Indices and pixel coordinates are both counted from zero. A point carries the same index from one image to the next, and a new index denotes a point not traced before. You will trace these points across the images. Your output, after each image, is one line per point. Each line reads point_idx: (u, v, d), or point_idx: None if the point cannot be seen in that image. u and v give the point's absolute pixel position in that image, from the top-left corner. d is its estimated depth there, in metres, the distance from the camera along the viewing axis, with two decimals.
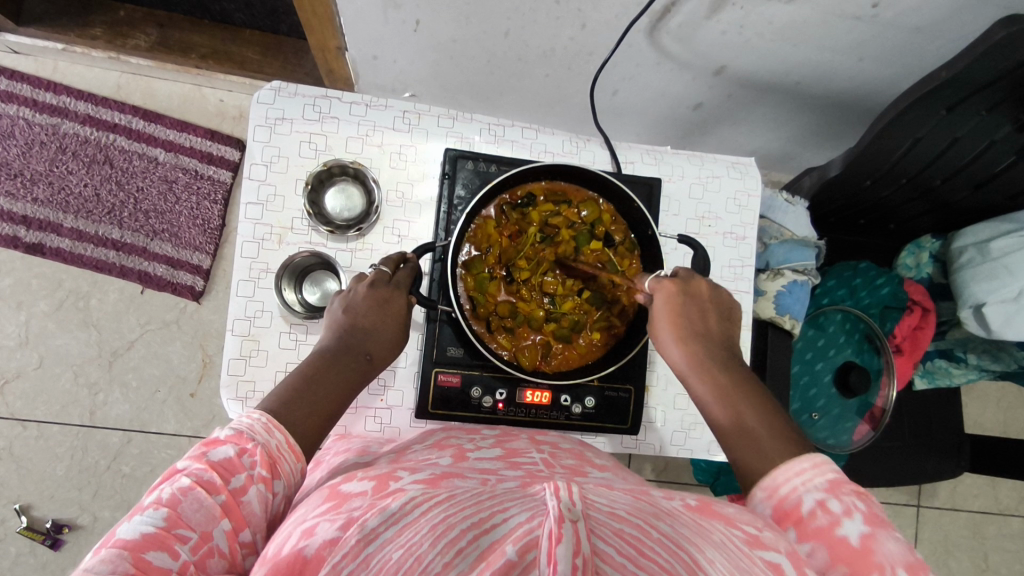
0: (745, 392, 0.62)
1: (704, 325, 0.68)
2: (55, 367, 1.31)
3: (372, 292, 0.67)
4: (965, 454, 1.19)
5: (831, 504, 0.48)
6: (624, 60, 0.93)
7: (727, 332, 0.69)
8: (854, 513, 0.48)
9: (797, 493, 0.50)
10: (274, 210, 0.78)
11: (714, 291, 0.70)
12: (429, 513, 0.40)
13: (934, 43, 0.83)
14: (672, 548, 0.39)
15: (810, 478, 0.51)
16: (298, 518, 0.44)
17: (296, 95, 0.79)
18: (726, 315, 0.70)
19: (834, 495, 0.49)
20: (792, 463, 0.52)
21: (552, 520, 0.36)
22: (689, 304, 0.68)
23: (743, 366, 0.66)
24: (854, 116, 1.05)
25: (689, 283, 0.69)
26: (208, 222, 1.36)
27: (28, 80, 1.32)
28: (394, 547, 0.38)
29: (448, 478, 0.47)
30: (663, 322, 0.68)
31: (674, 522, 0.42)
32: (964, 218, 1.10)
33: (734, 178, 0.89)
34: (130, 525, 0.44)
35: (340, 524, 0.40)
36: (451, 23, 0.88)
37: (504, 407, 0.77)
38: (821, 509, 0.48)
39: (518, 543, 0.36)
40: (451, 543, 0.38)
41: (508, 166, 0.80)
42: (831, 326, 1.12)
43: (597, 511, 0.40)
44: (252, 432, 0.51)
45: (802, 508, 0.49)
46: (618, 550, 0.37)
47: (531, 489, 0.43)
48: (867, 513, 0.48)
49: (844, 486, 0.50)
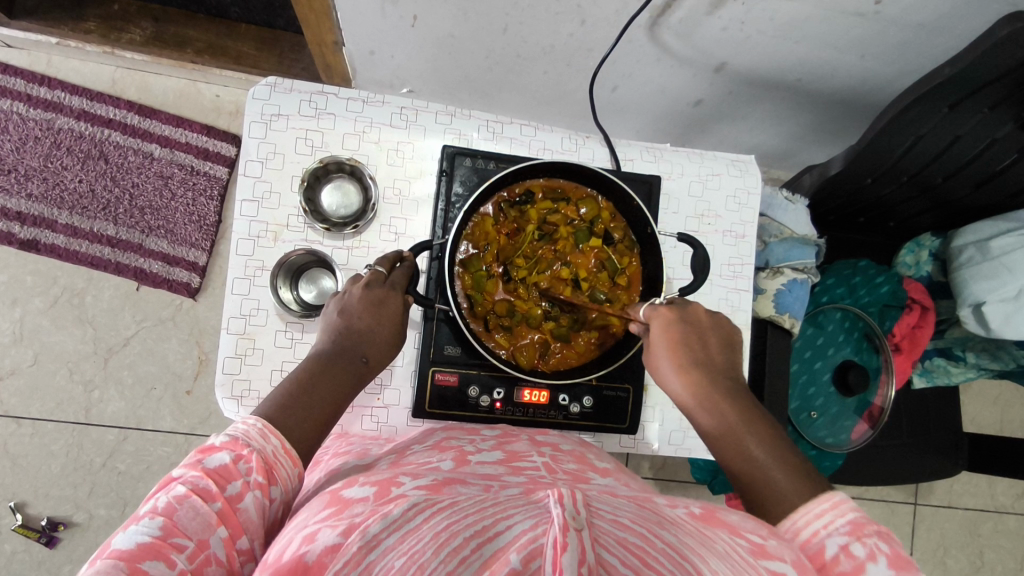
0: (751, 424, 0.61)
1: (706, 354, 0.67)
2: (50, 364, 1.30)
3: (366, 293, 0.66)
4: (963, 453, 1.20)
5: (855, 548, 0.47)
6: (624, 56, 0.92)
7: (729, 360, 0.68)
8: (878, 557, 0.47)
9: (819, 537, 0.49)
10: (268, 207, 0.77)
11: (713, 318, 0.69)
12: (431, 520, 0.40)
13: (936, 40, 0.83)
14: (676, 558, 0.38)
15: (831, 521, 0.50)
16: (299, 524, 0.43)
17: (292, 91, 0.78)
18: (727, 339, 0.69)
19: (856, 538, 0.48)
20: (810, 505, 0.52)
21: (556, 528, 0.36)
22: (690, 336, 0.67)
23: (748, 395, 0.65)
24: (855, 113, 1.05)
25: (685, 312, 0.68)
26: (204, 219, 1.35)
27: (23, 75, 1.31)
28: (397, 555, 0.38)
29: (451, 485, 0.46)
30: (661, 351, 0.67)
31: (679, 533, 0.42)
32: (964, 217, 1.09)
33: (734, 176, 0.88)
34: (125, 535, 0.44)
35: (342, 529, 0.40)
36: (449, 18, 0.87)
37: (502, 406, 0.76)
38: (846, 554, 0.47)
39: (522, 551, 0.36)
40: (454, 551, 0.37)
41: (506, 163, 0.79)
42: (830, 325, 1.12)
43: (600, 518, 0.40)
44: (247, 439, 0.51)
45: (827, 552, 0.48)
46: (622, 560, 0.37)
47: (535, 496, 0.42)
48: (890, 556, 0.47)
49: (866, 528, 0.49)
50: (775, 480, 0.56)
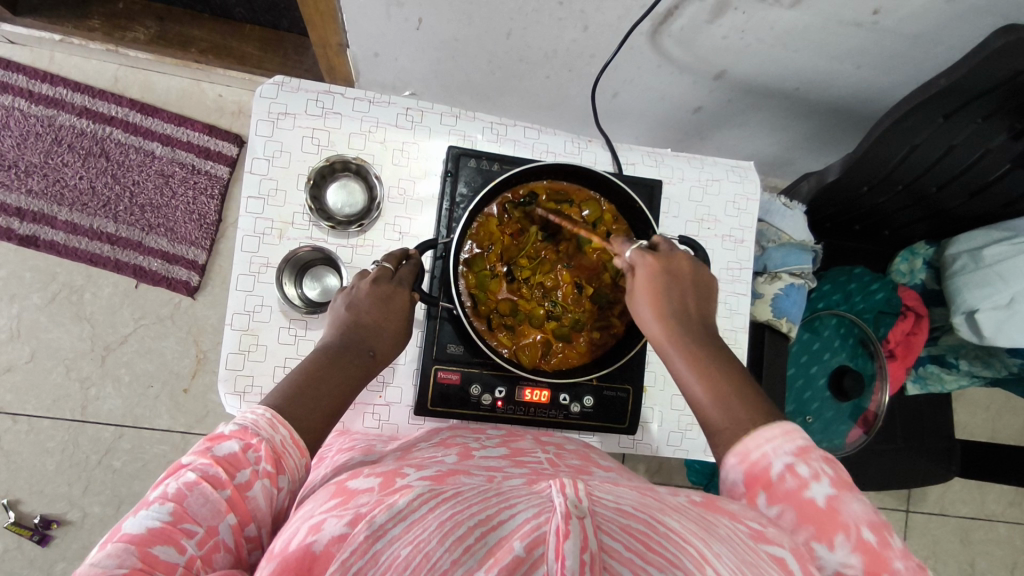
0: (720, 368, 0.63)
1: (684, 303, 0.67)
2: (47, 361, 1.29)
3: (374, 288, 0.67)
4: (955, 459, 1.22)
5: (800, 469, 0.52)
6: (625, 63, 0.94)
7: (704, 308, 0.68)
8: (822, 477, 0.51)
9: (767, 458, 0.53)
10: (274, 204, 0.78)
11: (695, 267, 0.69)
12: (437, 510, 0.40)
13: (931, 51, 0.85)
14: (678, 542, 0.39)
15: (780, 445, 0.54)
16: (304, 514, 0.44)
17: (299, 90, 0.79)
18: (705, 290, 0.69)
19: (802, 460, 0.52)
20: (764, 430, 0.55)
21: (558, 516, 0.37)
22: (671, 285, 0.67)
23: (718, 343, 0.66)
24: (851, 122, 1.07)
25: (670, 259, 0.68)
26: (204, 217, 1.35)
27: (25, 72, 1.31)
28: (403, 544, 0.38)
29: (455, 475, 0.47)
30: (642, 296, 0.67)
31: (681, 518, 0.42)
32: (958, 226, 1.11)
33: (733, 181, 0.90)
34: (136, 520, 0.44)
35: (348, 520, 0.40)
36: (454, 21, 0.88)
37: (503, 404, 0.77)
38: (791, 473, 0.52)
39: (526, 539, 0.37)
40: (458, 540, 0.38)
41: (510, 164, 0.80)
42: (825, 330, 1.14)
43: (603, 507, 0.40)
44: (257, 428, 0.51)
45: (772, 471, 0.52)
46: (625, 545, 0.37)
47: (537, 486, 0.43)
48: (834, 477, 0.51)
49: (812, 452, 0.53)
50: (738, 411, 0.59)
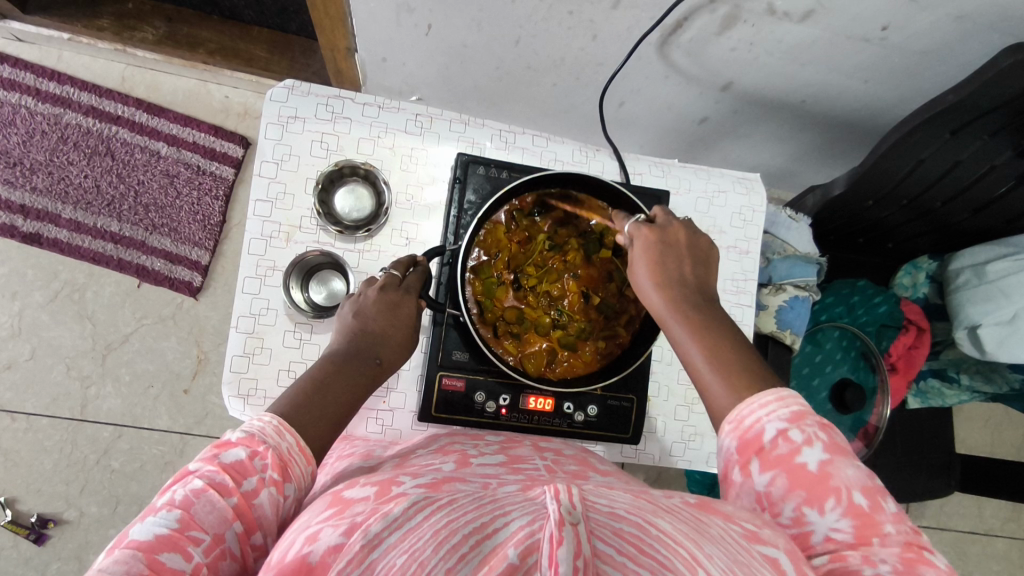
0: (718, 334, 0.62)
1: (680, 271, 0.65)
2: (47, 359, 1.29)
3: (382, 295, 0.67)
4: (955, 474, 1.22)
5: (792, 434, 0.52)
6: (633, 73, 0.94)
7: (703, 274, 0.67)
8: (815, 442, 0.52)
9: (760, 423, 0.53)
10: (282, 208, 0.78)
11: (692, 235, 0.68)
12: (432, 517, 0.40)
13: (938, 67, 0.85)
14: (670, 546, 0.38)
15: (774, 409, 0.54)
16: (300, 525, 0.43)
17: (309, 94, 0.79)
18: (703, 257, 0.68)
19: (795, 425, 0.52)
20: (757, 396, 0.55)
21: (552, 523, 0.36)
22: (666, 254, 0.65)
23: (717, 309, 0.65)
24: (856, 136, 1.07)
25: (666, 227, 0.67)
26: (208, 218, 1.35)
27: (32, 69, 1.32)
28: (398, 553, 0.37)
29: (450, 483, 0.47)
30: (640, 264, 0.66)
31: (673, 520, 0.42)
32: (961, 241, 1.12)
33: (740, 193, 0.90)
34: (143, 526, 0.45)
35: (344, 529, 0.40)
36: (463, 28, 0.89)
37: (507, 412, 0.77)
38: (783, 439, 0.52)
39: (519, 546, 0.36)
40: (453, 548, 0.37)
41: (519, 172, 0.80)
42: (828, 342, 1.14)
43: (597, 512, 0.40)
44: (263, 436, 0.51)
45: (765, 437, 0.53)
46: (618, 550, 0.37)
47: (533, 493, 0.43)
48: (827, 442, 0.52)
49: (806, 417, 0.53)
50: (733, 376, 0.58)
